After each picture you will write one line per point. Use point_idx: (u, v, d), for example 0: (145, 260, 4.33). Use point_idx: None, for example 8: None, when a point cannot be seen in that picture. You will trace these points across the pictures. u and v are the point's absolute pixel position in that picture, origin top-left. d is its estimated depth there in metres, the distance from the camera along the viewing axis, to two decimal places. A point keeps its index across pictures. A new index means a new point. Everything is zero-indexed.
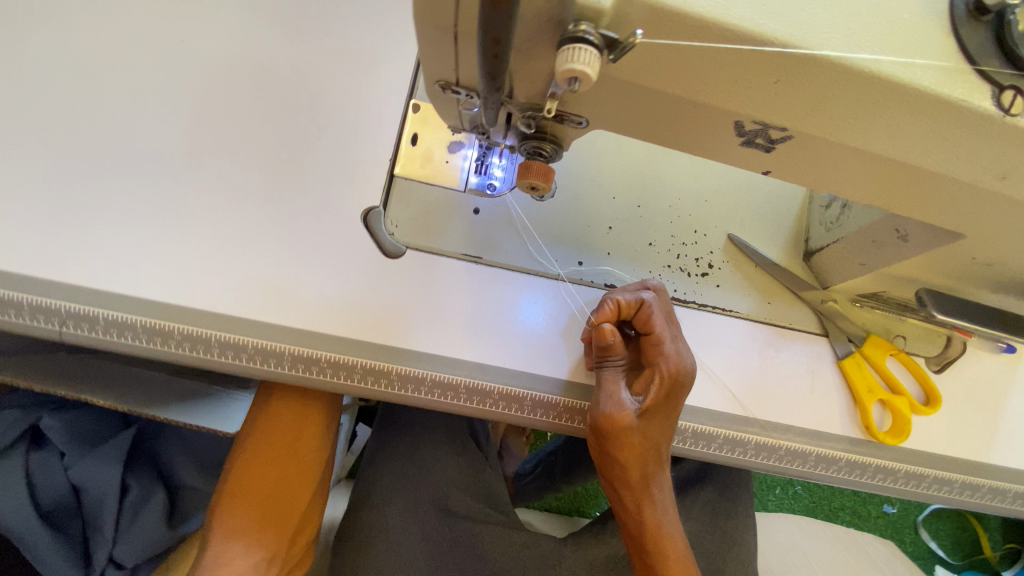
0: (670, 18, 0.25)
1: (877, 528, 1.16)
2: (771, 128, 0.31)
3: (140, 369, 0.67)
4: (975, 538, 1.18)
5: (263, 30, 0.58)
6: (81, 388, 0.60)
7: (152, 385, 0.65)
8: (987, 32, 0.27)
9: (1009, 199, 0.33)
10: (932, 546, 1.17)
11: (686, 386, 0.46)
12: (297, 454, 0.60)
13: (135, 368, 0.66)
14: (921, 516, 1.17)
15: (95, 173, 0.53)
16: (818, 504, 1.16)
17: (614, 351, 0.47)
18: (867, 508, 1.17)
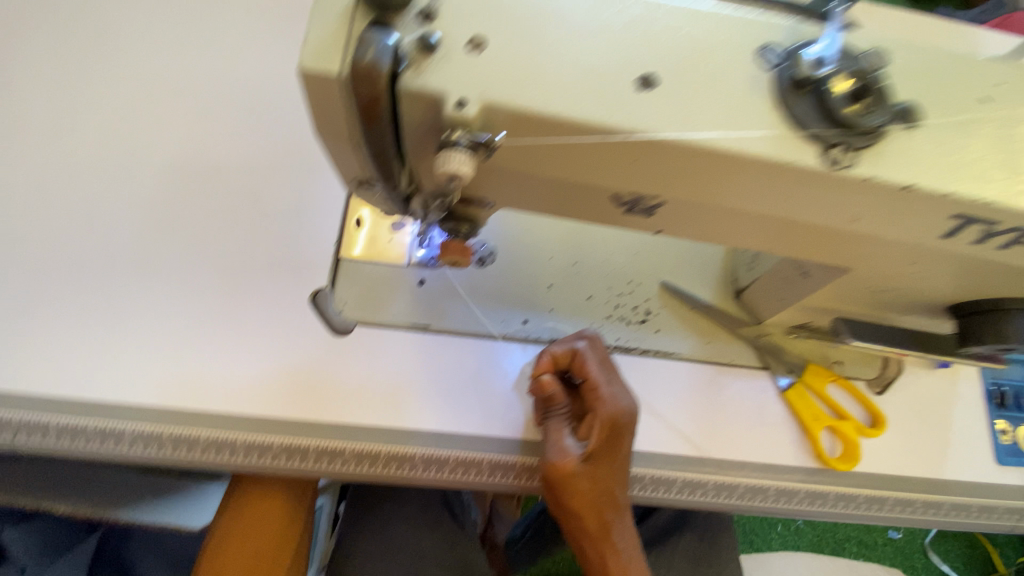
0: (526, 117, 0.30)
1: (885, 556, 1.13)
2: (644, 198, 0.35)
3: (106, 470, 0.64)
4: (986, 555, 1.15)
5: (210, 135, 0.63)
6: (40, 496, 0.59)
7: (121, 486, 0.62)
8: (809, 99, 0.30)
9: (872, 238, 0.36)
10: (944, 569, 1.14)
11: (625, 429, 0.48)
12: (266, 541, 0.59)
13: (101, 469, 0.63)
14: (928, 539, 1.15)
15: (46, 281, 0.55)
16: (823, 538, 1.13)
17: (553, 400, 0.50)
18: (873, 536, 1.14)
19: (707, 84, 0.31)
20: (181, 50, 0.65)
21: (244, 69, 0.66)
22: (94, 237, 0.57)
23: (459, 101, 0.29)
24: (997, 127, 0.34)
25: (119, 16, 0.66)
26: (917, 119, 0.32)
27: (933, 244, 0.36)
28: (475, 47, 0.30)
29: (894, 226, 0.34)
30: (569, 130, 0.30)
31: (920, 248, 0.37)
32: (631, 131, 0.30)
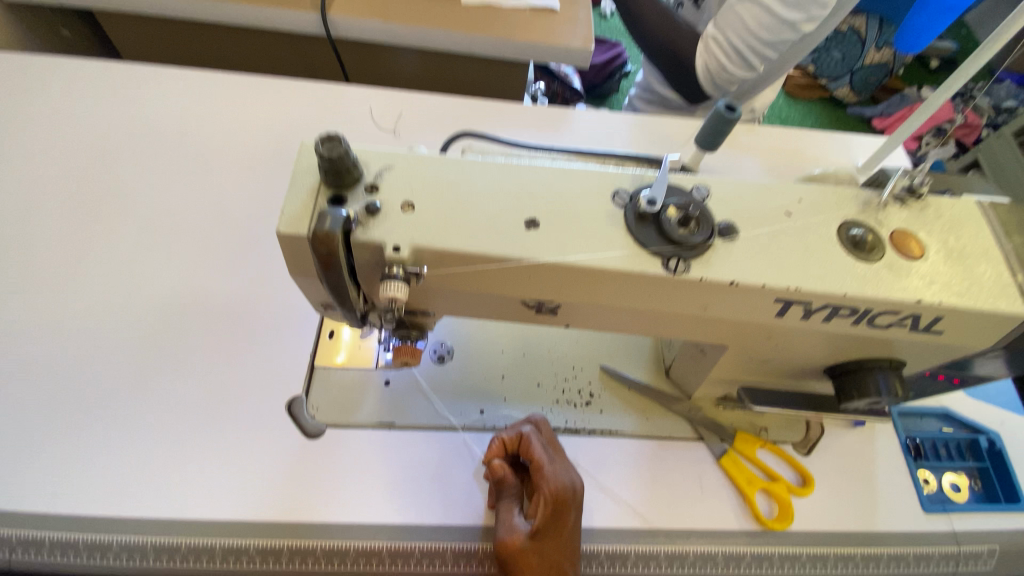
0: (442, 253, 0.41)
1: None
2: (546, 302, 0.46)
3: None
4: None
5: (203, 268, 0.74)
6: None
7: None
8: (651, 227, 0.42)
9: (727, 321, 0.46)
10: None
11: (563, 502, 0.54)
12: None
13: None
14: None
15: (52, 408, 0.62)
16: None
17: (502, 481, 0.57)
18: None
19: (574, 220, 0.43)
20: (183, 201, 0.79)
21: (236, 212, 0.79)
22: (97, 365, 0.65)
23: (395, 246, 0.40)
24: (803, 231, 0.45)
25: (133, 179, 0.80)
26: (736, 233, 0.44)
27: (775, 322, 0.46)
28: (406, 207, 0.42)
29: (738, 311, 0.45)
30: (477, 260, 0.41)
31: (767, 325, 0.46)
32: (521, 257, 0.41)
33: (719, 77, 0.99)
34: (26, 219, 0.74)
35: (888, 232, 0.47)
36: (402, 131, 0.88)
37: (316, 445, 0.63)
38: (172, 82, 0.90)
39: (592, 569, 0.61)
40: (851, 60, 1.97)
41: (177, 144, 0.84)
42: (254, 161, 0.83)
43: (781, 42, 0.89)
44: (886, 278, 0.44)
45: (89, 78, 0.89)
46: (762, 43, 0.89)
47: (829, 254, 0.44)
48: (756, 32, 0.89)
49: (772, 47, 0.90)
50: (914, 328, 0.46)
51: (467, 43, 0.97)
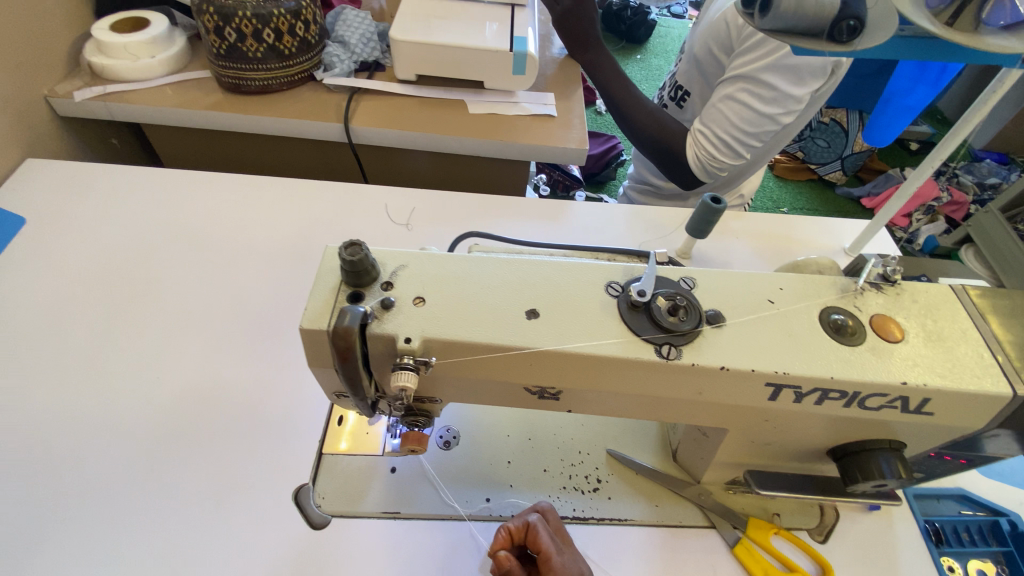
0: (451, 343, 0.44)
1: None
2: (547, 388, 0.48)
3: None
4: None
5: (222, 356, 0.77)
6: None
7: None
8: (642, 314, 0.46)
9: (723, 404, 0.48)
10: None
11: None
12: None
13: None
14: None
15: (61, 498, 0.63)
16: None
17: (512, 574, 0.54)
18: None
19: (573, 310, 0.46)
20: (209, 292, 0.84)
21: (256, 302, 0.84)
22: (110, 453, 0.67)
23: (407, 338, 0.44)
24: (786, 318, 0.48)
25: (163, 271, 0.86)
26: (723, 320, 0.47)
27: (768, 404, 0.48)
28: (418, 301, 0.46)
29: (731, 394, 0.47)
30: (482, 349, 0.44)
31: (762, 408, 0.48)
32: (523, 347, 0.44)
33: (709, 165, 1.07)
34: (62, 310, 0.80)
35: (868, 317, 0.49)
36: (415, 224, 0.96)
37: (321, 536, 0.63)
38: (207, 185, 0.99)
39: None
40: (838, 148, 2.13)
41: (206, 240, 0.91)
42: (277, 254, 0.90)
43: (763, 133, 0.99)
44: (870, 361, 0.46)
45: (133, 182, 0.98)
46: (747, 134, 0.99)
47: (814, 339, 0.47)
48: (743, 124, 0.97)
49: (755, 137, 1.00)
50: (905, 410, 0.48)
51: (475, 146, 1.07)
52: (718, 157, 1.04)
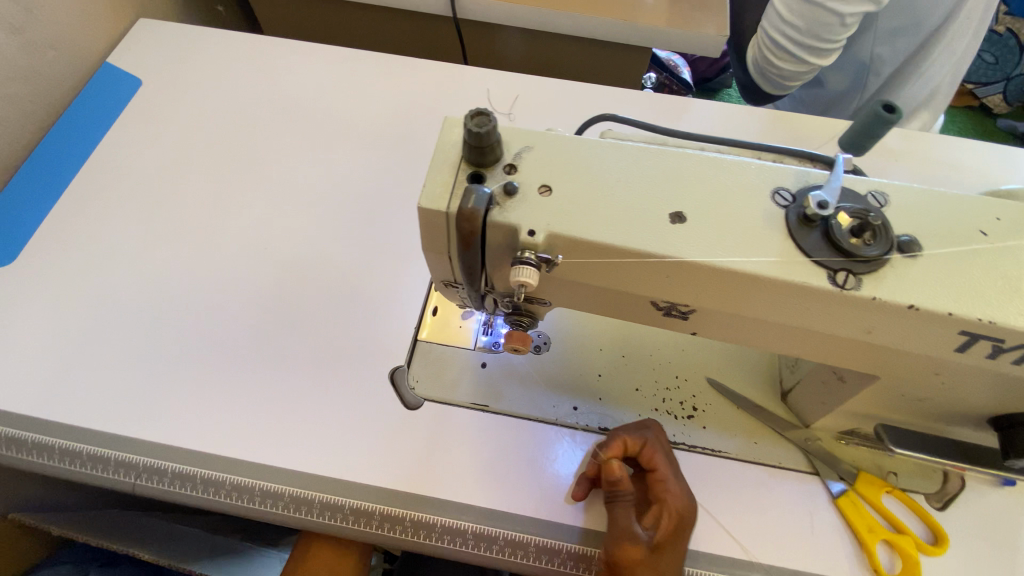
0: (580, 241, 0.39)
1: None
2: (679, 305, 0.42)
3: (180, 526, 0.92)
4: None
5: (322, 235, 0.77)
6: (124, 543, 0.82)
7: (194, 538, 0.89)
8: (815, 232, 0.38)
9: (892, 350, 0.40)
10: None
11: (690, 522, 0.54)
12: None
13: (175, 525, 0.92)
14: None
15: (187, 350, 0.68)
16: None
17: (625, 485, 0.55)
18: None
19: (730, 218, 0.39)
20: (309, 169, 0.83)
21: (355, 184, 0.82)
22: (225, 316, 0.71)
23: (531, 231, 0.39)
24: (1003, 257, 0.38)
25: (265, 144, 0.85)
26: (919, 249, 0.38)
27: (952, 357, 0.39)
28: (545, 191, 0.40)
29: (910, 340, 0.38)
30: (613, 251, 0.38)
31: (940, 361, 0.40)
32: (664, 253, 0.38)
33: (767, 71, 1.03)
34: (177, 175, 0.82)
35: None
36: (517, 115, 0.88)
37: (413, 417, 0.65)
38: (306, 57, 0.95)
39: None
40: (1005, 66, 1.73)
41: (306, 115, 0.88)
42: (374, 136, 0.86)
43: (822, 28, 0.87)
44: None
45: (235, 49, 0.96)
46: (801, 33, 0.90)
47: None
48: (789, 26, 0.90)
49: (817, 33, 0.89)
50: None
51: (590, 26, 0.94)
52: (774, 63, 0.99)
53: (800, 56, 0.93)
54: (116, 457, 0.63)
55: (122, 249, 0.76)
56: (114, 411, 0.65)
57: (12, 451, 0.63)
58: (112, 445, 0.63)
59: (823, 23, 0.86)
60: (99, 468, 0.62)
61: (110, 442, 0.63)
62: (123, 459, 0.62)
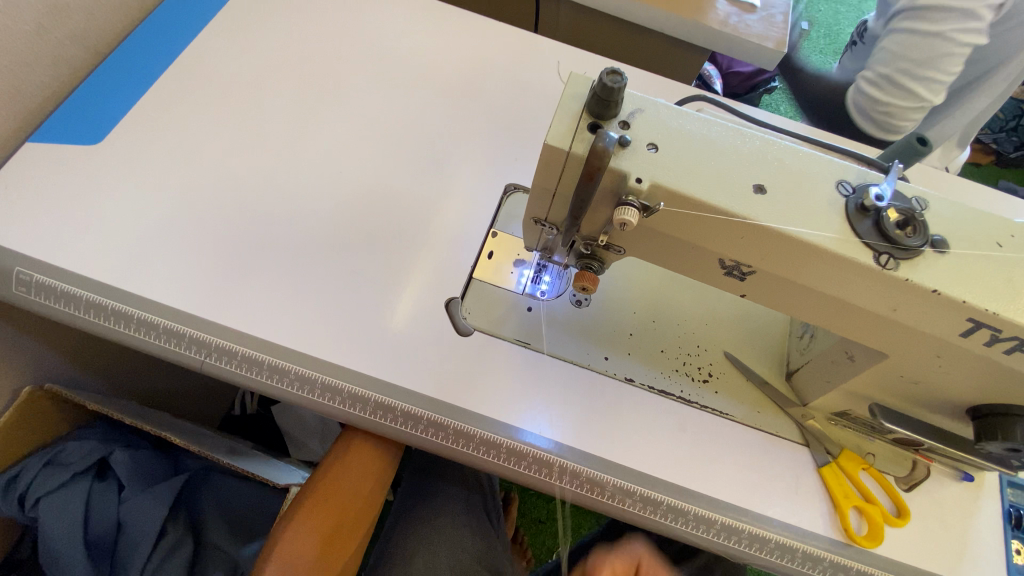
0: (678, 194, 0.45)
1: None
2: (742, 266, 0.49)
3: (192, 426, 1.06)
4: None
5: (395, 170, 0.83)
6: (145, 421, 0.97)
7: (191, 431, 1.04)
8: (868, 220, 0.46)
9: (910, 328, 0.48)
10: None
11: None
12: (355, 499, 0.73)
13: (186, 424, 1.05)
14: None
15: (261, 250, 0.74)
16: None
17: None
18: None
19: (802, 197, 0.46)
20: (386, 106, 0.88)
21: (425, 129, 0.87)
22: (299, 227, 0.76)
23: (638, 178, 0.45)
24: (1011, 263, 0.46)
25: (346, 75, 0.90)
26: (947, 248, 0.46)
27: (956, 340, 0.48)
28: (651, 148, 0.47)
29: (925, 320, 0.47)
30: (702, 208, 0.45)
31: (944, 342, 0.48)
32: (747, 215, 0.45)
33: (885, 114, 1.01)
34: (261, 88, 0.86)
35: None
36: None
37: (463, 345, 0.72)
38: (391, 2, 0.99)
39: (625, 505, 0.66)
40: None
41: (384, 57, 0.93)
42: (449, 87, 0.92)
43: (939, 58, 0.92)
44: None
45: None
46: (917, 66, 0.95)
47: None
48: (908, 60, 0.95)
49: (930, 66, 0.94)
50: None
51: (661, 21, 1.00)
52: (885, 104, 1.00)
53: (915, 88, 0.96)
54: (190, 335, 0.68)
55: (202, 146, 0.79)
56: (189, 292, 0.70)
57: (91, 315, 0.67)
58: (184, 322, 0.68)
59: (944, 52, 0.91)
60: (173, 342, 0.67)
61: (182, 320, 0.68)
62: (196, 337, 0.68)
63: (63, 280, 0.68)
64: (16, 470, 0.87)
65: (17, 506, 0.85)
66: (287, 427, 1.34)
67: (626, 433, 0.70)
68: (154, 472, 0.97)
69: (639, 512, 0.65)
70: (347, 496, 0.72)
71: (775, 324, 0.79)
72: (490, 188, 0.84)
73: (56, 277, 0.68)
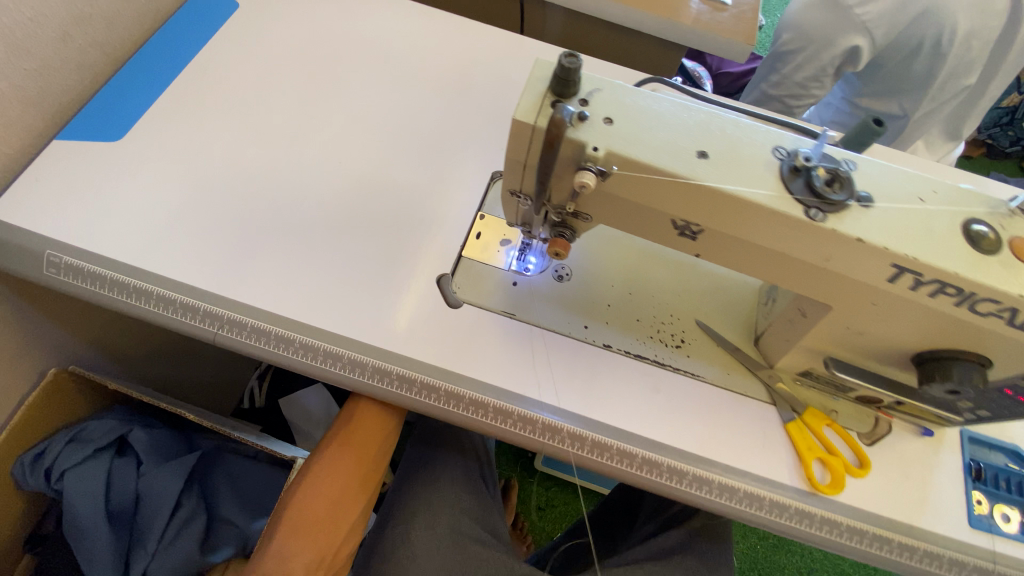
0: (630, 160, 0.51)
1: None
2: (693, 225, 0.55)
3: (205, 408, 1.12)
4: None
5: (390, 160, 0.90)
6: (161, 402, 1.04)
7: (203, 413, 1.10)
8: (799, 180, 0.52)
9: (844, 277, 0.54)
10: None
11: None
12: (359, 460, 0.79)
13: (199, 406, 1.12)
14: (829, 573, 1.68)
15: (267, 233, 0.81)
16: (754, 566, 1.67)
17: None
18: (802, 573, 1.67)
19: (741, 162, 0.52)
20: (382, 102, 0.95)
21: (420, 123, 0.94)
22: (302, 212, 0.83)
23: (595, 147, 0.51)
24: (931, 216, 0.52)
25: (344, 75, 0.97)
26: (872, 203, 0.52)
27: (885, 287, 0.53)
28: (608, 121, 0.53)
29: (856, 268, 0.52)
30: (653, 172, 0.51)
31: (875, 290, 0.54)
32: (691, 177, 0.51)
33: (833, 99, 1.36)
34: (266, 88, 0.94)
35: (1009, 236, 0.52)
36: None
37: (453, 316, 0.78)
38: (386, 8, 1.07)
39: (603, 458, 0.72)
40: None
41: (381, 59, 1.00)
42: (440, 84, 0.99)
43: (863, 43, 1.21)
44: (997, 270, 0.50)
45: None
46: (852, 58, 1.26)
47: (951, 240, 0.51)
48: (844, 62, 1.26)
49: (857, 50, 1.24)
50: (1010, 323, 0.52)
51: (639, 20, 1.07)
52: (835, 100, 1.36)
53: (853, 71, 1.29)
54: (204, 309, 0.75)
55: (213, 141, 0.87)
56: (202, 271, 0.77)
57: (115, 292, 0.74)
58: (198, 297, 0.75)
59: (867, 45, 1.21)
60: (188, 315, 0.74)
61: (196, 296, 0.75)
62: (210, 311, 0.75)
63: (90, 261, 0.75)
64: (42, 446, 0.94)
65: (44, 479, 0.92)
66: (294, 418, 1.41)
67: (605, 393, 0.75)
68: (169, 449, 1.03)
69: (619, 465, 0.71)
70: (357, 459, 0.78)
71: (745, 295, 0.85)
72: (478, 175, 0.91)
73: (83, 258, 0.75)
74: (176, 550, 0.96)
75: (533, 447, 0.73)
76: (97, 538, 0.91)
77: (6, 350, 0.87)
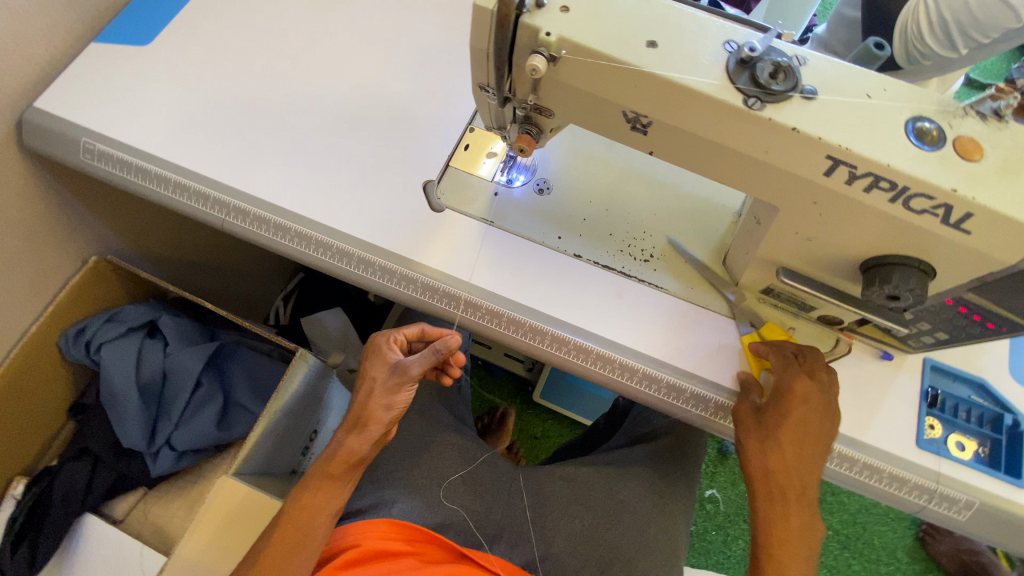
0: (579, 47, 0.54)
1: None
2: (641, 118, 0.58)
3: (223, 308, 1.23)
4: (894, 539, 1.66)
5: (390, 74, 0.95)
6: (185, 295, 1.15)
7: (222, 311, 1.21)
8: (743, 69, 0.53)
9: (784, 171, 0.56)
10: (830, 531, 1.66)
11: None
12: (777, 464, 0.64)
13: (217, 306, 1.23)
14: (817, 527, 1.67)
15: (273, 134, 0.88)
16: (739, 515, 1.67)
17: None
18: None
19: (689, 52, 0.54)
20: (388, 21, 1.00)
21: (421, 40, 0.98)
22: (304, 117, 0.90)
23: (547, 33, 0.54)
24: (875, 112, 0.53)
25: None
26: (816, 96, 0.53)
27: (822, 181, 0.55)
28: (564, 9, 0.55)
29: (792, 161, 0.55)
30: (600, 57, 0.54)
31: (813, 184, 0.56)
32: (636, 63, 0.53)
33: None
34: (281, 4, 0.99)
35: (954, 134, 0.53)
36: None
37: (436, 218, 0.84)
38: None
39: (560, 351, 0.77)
40: None
41: None
42: (446, 7, 1.02)
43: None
44: (931, 164, 0.52)
45: None
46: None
47: (890, 134, 0.52)
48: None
49: None
50: (945, 221, 0.53)
51: None
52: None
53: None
54: (214, 197, 0.83)
55: (228, 49, 0.94)
56: (214, 164, 0.85)
57: (140, 178, 0.84)
58: (209, 186, 0.84)
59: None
60: (200, 202, 0.83)
61: (207, 185, 0.84)
62: (221, 199, 0.83)
63: (120, 149, 0.85)
64: (83, 324, 1.07)
65: (85, 349, 1.05)
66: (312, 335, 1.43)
67: (567, 296, 0.81)
68: (192, 337, 1.15)
69: (573, 358, 0.77)
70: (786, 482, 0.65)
71: (721, 218, 0.87)
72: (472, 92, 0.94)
73: (115, 147, 0.85)
74: (196, 422, 1.09)
75: (500, 339, 0.80)
76: (127, 403, 1.04)
77: (55, 233, 1.00)
